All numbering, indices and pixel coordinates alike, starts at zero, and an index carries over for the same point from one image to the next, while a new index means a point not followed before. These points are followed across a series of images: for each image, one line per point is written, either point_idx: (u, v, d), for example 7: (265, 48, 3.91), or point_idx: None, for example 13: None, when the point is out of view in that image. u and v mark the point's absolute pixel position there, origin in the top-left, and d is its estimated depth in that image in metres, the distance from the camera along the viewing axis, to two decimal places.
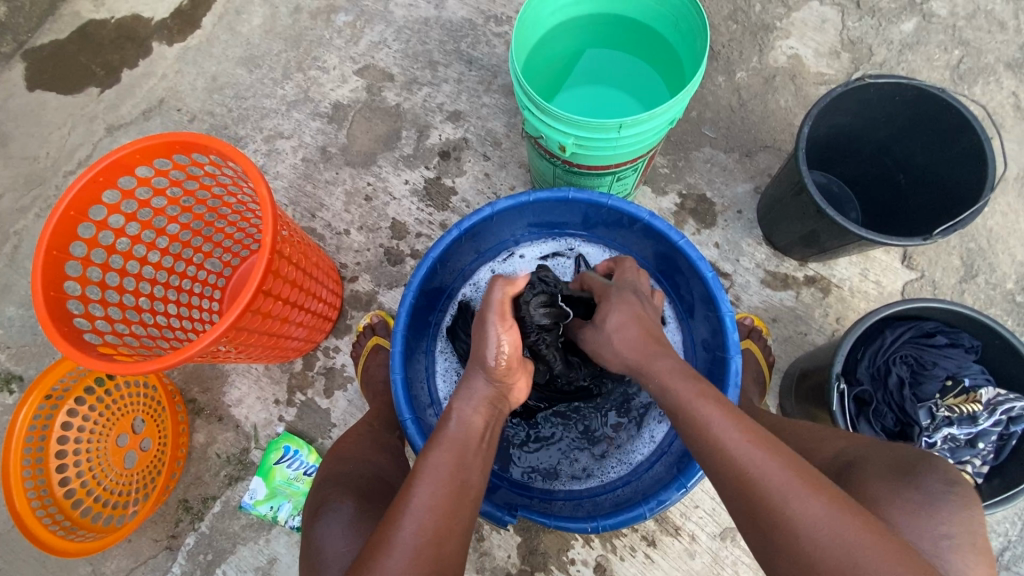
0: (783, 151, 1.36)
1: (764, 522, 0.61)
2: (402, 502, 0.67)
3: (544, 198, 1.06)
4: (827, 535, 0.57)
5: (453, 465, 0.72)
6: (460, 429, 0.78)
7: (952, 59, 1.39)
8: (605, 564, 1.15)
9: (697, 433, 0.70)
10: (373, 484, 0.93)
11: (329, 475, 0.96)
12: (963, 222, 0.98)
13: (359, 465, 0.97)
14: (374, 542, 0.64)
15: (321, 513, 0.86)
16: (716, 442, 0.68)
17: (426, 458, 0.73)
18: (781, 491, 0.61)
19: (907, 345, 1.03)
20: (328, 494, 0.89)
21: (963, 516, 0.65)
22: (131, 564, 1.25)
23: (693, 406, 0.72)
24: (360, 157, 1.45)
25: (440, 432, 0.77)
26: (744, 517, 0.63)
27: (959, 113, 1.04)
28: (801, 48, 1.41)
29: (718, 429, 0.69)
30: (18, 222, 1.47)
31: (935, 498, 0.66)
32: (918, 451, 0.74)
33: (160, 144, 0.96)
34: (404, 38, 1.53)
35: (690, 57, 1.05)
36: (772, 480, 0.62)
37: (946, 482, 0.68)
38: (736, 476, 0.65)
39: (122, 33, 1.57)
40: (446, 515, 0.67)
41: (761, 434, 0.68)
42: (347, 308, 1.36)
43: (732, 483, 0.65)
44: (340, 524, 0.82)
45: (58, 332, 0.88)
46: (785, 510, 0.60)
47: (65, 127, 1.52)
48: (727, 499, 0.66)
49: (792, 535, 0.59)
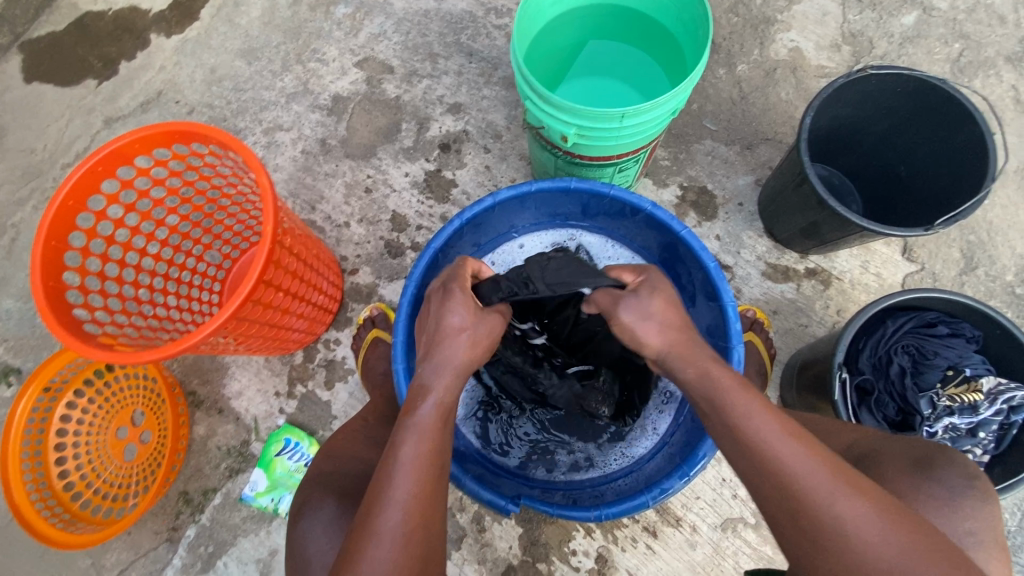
0: (784, 144, 1.36)
1: (809, 524, 0.61)
2: (379, 494, 0.68)
3: (546, 188, 1.05)
4: (876, 538, 0.58)
5: (427, 451, 0.71)
6: (433, 412, 0.75)
7: (952, 52, 1.39)
8: (606, 555, 1.15)
9: (732, 427, 0.68)
10: (356, 482, 0.94)
11: (317, 474, 0.97)
12: (964, 213, 0.99)
13: (346, 464, 0.98)
14: (357, 534, 0.66)
15: (305, 511, 0.91)
16: (756, 438, 0.66)
17: (399, 449, 0.71)
18: (820, 493, 0.61)
19: (907, 335, 1.04)
20: (310, 494, 0.93)
21: (978, 506, 0.74)
22: (131, 557, 1.25)
23: (730, 395, 0.70)
24: (360, 149, 1.45)
25: (410, 418, 0.74)
26: (784, 517, 0.63)
27: (961, 104, 1.04)
28: (801, 41, 1.41)
29: (756, 424, 0.67)
30: (16, 215, 1.46)
31: (954, 492, 0.74)
32: (934, 445, 0.80)
33: (159, 134, 0.95)
34: (404, 30, 1.52)
35: (691, 47, 1.04)
36: (816, 480, 0.62)
37: (956, 475, 0.75)
38: (778, 476, 0.63)
39: (120, 25, 1.56)
40: (426, 499, 0.69)
41: (796, 429, 0.67)
42: (347, 300, 1.36)
43: (774, 482, 0.64)
44: (323, 522, 0.88)
45: (57, 322, 0.88)
46: (835, 512, 0.60)
47: (62, 119, 1.51)
48: (758, 494, 0.66)
49: (842, 538, 0.59)
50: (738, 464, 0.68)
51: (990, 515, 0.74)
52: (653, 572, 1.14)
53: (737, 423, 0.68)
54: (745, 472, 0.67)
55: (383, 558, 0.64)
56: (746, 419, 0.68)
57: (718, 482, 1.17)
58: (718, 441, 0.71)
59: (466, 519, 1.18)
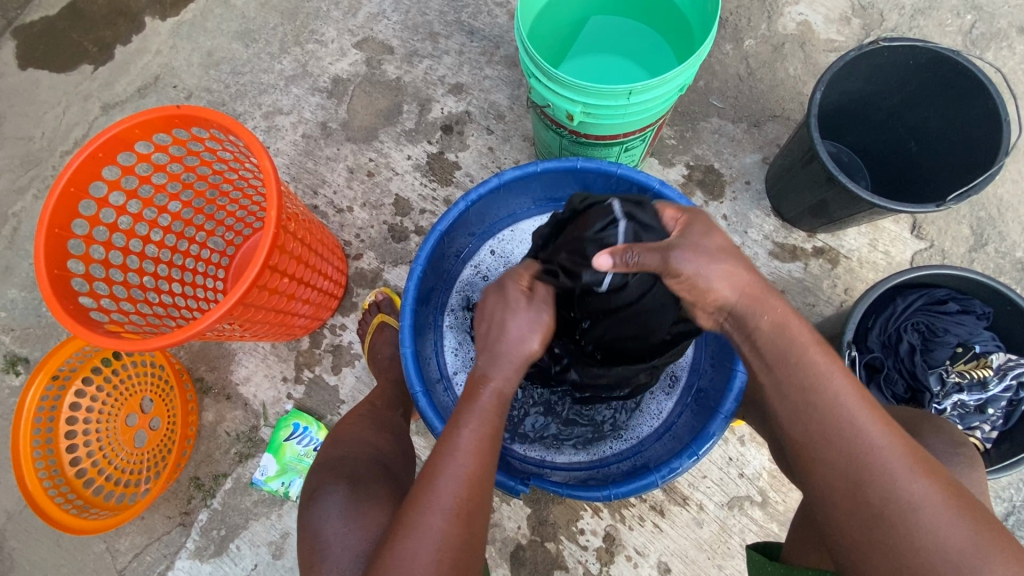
0: (792, 121, 1.34)
1: (873, 498, 0.61)
2: (441, 470, 0.69)
3: (551, 167, 1.04)
4: (944, 520, 0.58)
5: (486, 435, 0.72)
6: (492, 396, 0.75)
7: (964, 24, 1.36)
8: (614, 534, 1.17)
9: (803, 396, 0.66)
10: (369, 466, 0.93)
11: (326, 458, 0.96)
12: (977, 187, 0.97)
13: (354, 450, 0.95)
14: (416, 503, 0.67)
15: (318, 496, 0.88)
16: (827, 405, 0.65)
17: (462, 428, 0.72)
18: (889, 469, 0.61)
19: (918, 312, 1.04)
20: (323, 478, 0.91)
21: (965, 472, 0.74)
22: (145, 541, 1.26)
23: (807, 356, 0.67)
24: (361, 132, 1.43)
25: (470, 401, 0.74)
26: (843, 487, 0.63)
27: (975, 76, 1.02)
28: (810, 14, 1.38)
29: (834, 388, 0.65)
30: (16, 204, 1.45)
31: (939, 457, 0.75)
32: (922, 414, 0.83)
33: (159, 118, 0.94)
34: (403, 9, 1.49)
35: (700, 21, 1.02)
36: (887, 456, 0.62)
37: (943, 442, 0.77)
38: (848, 445, 0.63)
39: (114, 8, 1.53)
40: (481, 482, 0.70)
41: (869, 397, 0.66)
42: (352, 285, 1.35)
43: (840, 451, 0.63)
44: (337, 506, 0.85)
45: (64, 309, 0.87)
46: (904, 489, 0.60)
47: (59, 106, 1.49)
48: (819, 462, 0.65)
49: (908, 515, 0.59)
50: (795, 426, 0.67)
51: (978, 481, 0.75)
52: (661, 549, 1.15)
53: (803, 388, 0.66)
54: (807, 440, 0.66)
55: (434, 529, 0.65)
56: (821, 384, 0.66)
57: (725, 461, 1.18)
58: (777, 401, 0.69)
59: None
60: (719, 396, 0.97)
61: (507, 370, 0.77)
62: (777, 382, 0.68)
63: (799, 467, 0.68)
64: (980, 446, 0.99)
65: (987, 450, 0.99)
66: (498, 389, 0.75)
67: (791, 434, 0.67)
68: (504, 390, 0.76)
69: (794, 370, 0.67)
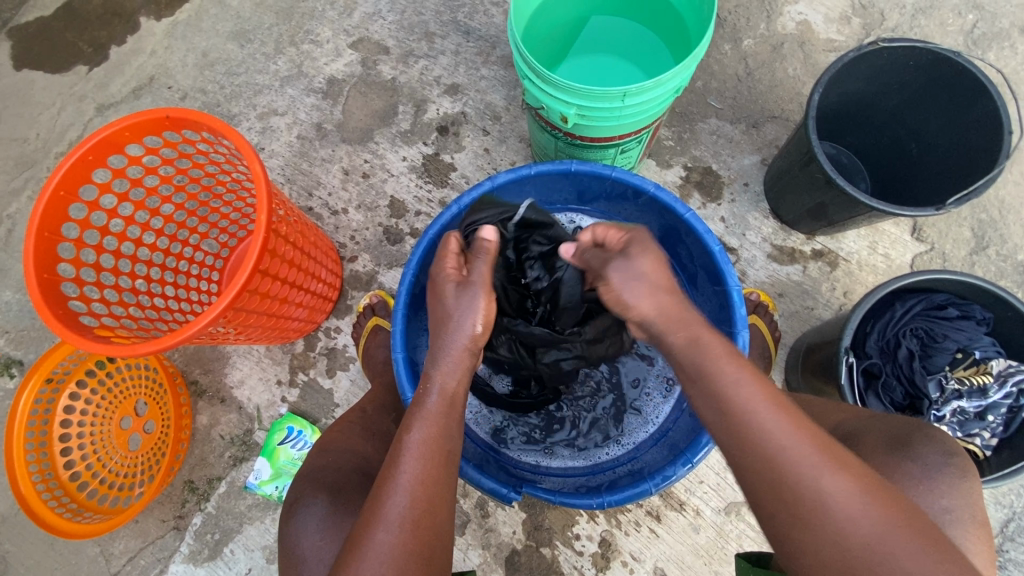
0: (791, 122, 1.32)
1: (788, 492, 0.60)
2: (387, 479, 0.68)
3: (545, 170, 1.03)
4: (856, 512, 0.58)
5: (432, 438, 0.71)
6: (440, 399, 0.75)
7: (965, 24, 1.34)
8: (609, 539, 1.16)
9: (710, 398, 0.66)
10: (352, 476, 0.92)
11: (309, 469, 0.95)
12: (978, 190, 0.96)
13: (340, 459, 0.95)
14: (364, 517, 0.67)
15: (297, 508, 0.88)
16: (745, 406, 0.63)
17: (407, 434, 0.71)
18: (804, 468, 0.60)
19: (917, 317, 1.02)
20: (304, 488, 0.90)
21: (956, 483, 0.73)
22: (139, 545, 1.26)
23: (710, 367, 0.67)
24: (356, 133, 1.42)
25: (417, 407, 0.74)
26: (766, 489, 0.61)
27: (975, 78, 1.01)
28: (810, 14, 1.36)
29: (736, 395, 0.64)
30: (11, 206, 1.44)
31: (930, 469, 0.73)
32: (915, 423, 0.80)
33: (149, 120, 0.93)
34: (398, 9, 1.47)
35: (696, 21, 1.01)
36: (800, 455, 0.60)
37: (935, 453, 0.75)
38: (763, 447, 0.61)
39: (109, 8, 1.52)
40: (430, 488, 0.68)
41: (780, 399, 0.65)
42: (346, 288, 1.34)
43: (758, 454, 0.61)
44: (316, 519, 0.85)
45: (54, 315, 0.86)
46: (818, 485, 0.59)
47: (54, 107, 1.49)
48: (745, 470, 0.63)
49: (828, 512, 0.58)
50: (720, 439, 0.65)
51: (972, 492, 0.73)
52: (657, 555, 1.14)
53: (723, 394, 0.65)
54: (728, 443, 0.64)
55: (384, 544, 0.64)
56: (730, 392, 0.65)
57: (722, 466, 1.17)
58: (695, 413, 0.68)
59: (469, 505, 1.18)
60: None
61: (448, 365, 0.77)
62: (688, 396, 0.69)
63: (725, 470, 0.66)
64: (980, 453, 0.97)
65: (987, 458, 0.98)
66: (447, 388, 0.76)
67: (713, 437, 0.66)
68: (449, 387, 0.76)
69: (702, 376, 0.67)
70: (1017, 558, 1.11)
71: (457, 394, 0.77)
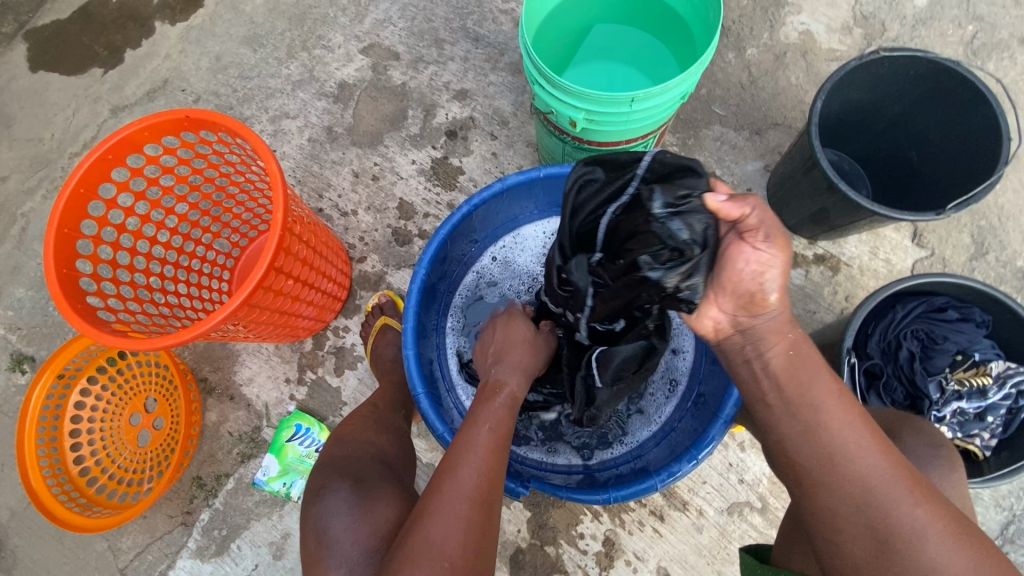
0: (794, 129, 1.35)
1: (878, 521, 0.61)
2: (461, 460, 0.72)
3: (553, 173, 1.05)
4: (943, 545, 0.59)
5: (499, 432, 0.77)
6: (506, 399, 0.83)
7: (965, 34, 1.37)
8: (614, 538, 1.17)
9: (803, 420, 0.67)
10: (373, 464, 0.94)
11: (330, 459, 0.95)
12: (977, 196, 0.98)
13: (357, 450, 0.96)
14: (437, 489, 0.69)
15: (324, 493, 0.88)
16: (836, 427, 0.65)
17: (479, 424, 0.77)
18: (891, 494, 0.61)
19: (918, 319, 1.04)
20: (328, 476, 0.90)
21: (946, 474, 0.75)
22: (146, 540, 1.27)
23: (804, 393, 0.68)
24: (366, 136, 1.44)
25: (485, 404, 0.81)
26: (851, 513, 0.62)
27: (975, 87, 1.03)
28: (813, 24, 1.39)
29: (827, 419, 0.66)
30: (25, 204, 1.47)
31: (922, 460, 0.77)
32: (904, 420, 0.84)
33: (168, 120, 0.95)
34: (409, 16, 1.51)
35: (702, 30, 1.03)
36: (892, 484, 0.62)
37: (922, 443, 0.79)
38: (854, 470, 0.63)
39: (124, 12, 1.55)
40: (496, 471, 0.73)
41: (870, 423, 0.67)
42: (355, 288, 1.36)
43: (847, 476, 0.63)
44: (343, 502, 0.85)
45: (72, 309, 0.88)
46: (907, 514, 0.60)
47: (69, 109, 1.52)
48: (833, 495, 0.63)
49: (913, 541, 0.59)
50: (807, 463, 0.66)
51: (957, 482, 0.76)
52: (660, 554, 1.16)
53: (817, 408, 0.66)
54: (814, 466, 0.65)
55: (457, 512, 0.67)
56: (824, 419, 0.66)
57: (725, 466, 1.18)
58: (783, 436, 0.68)
59: None
60: (719, 399, 0.97)
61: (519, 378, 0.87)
62: (783, 422, 0.69)
63: (801, 493, 0.67)
64: (979, 453, 0.99)
65: (986, 459, 0.99)
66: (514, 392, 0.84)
67: (796, 457, 0.67)
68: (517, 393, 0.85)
69: (803, 397, 0.68)
70: (1017, 560, 1.12)
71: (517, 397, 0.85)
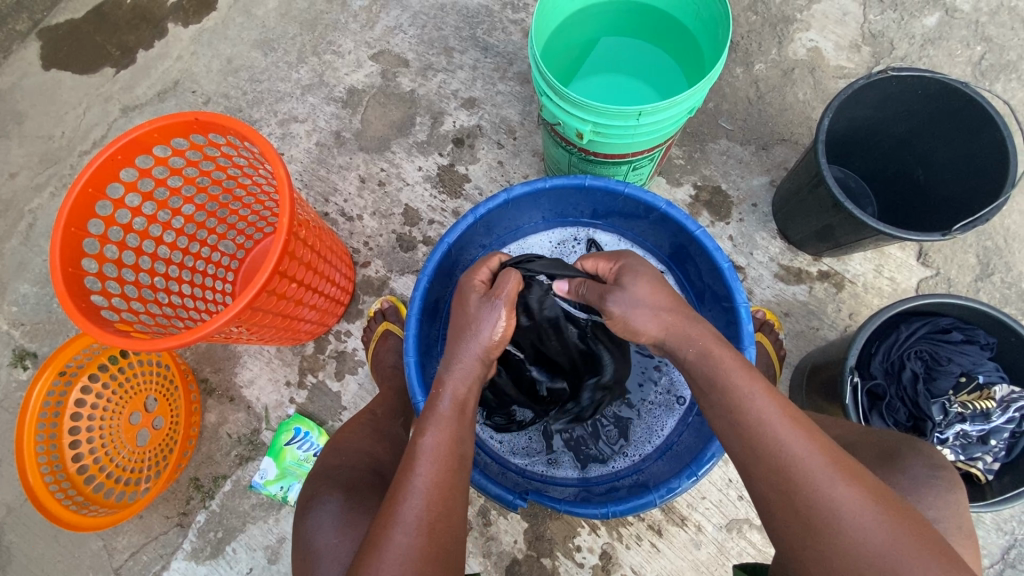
0: (801, 145, 1.35)
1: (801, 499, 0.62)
2: (403, 484, 0.69)
3: (559, 185, 1.05)
4: (865, 521, 0.59)
5: (446, 441, 0.73)
6: (452, 405, 0.77)
7: (974, 55, 1.37)
8: (610, 552, 1.16)
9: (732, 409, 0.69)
10: (365, 475, 0.93)
11: (323, 468, 0.96)
12: (983, 218, 0.98)
13: (352, 459, 0.96)
14: (381, 521, 0.67)
15: (312, 506, 0.88)
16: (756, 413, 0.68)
17: (420, 439, 0.73)
18: (817, 474, 0.62)
19: (922, 340, 1.04)
20: (320, 487, 0.91)
21: (943, 494, 0.75)
22: (141, 540, 1.27)
23: (730, 378, 0.71)
24: (373, 142, 1.45)
25: (429, 411, 0.76)
26: (775, 491, 0.64)
27: (983, 109, 1.03)
28: (821, 41, 1.39)
29: (755, 406, 0.68)
30: (34, 201, 1.47)
31: (917, 482, 0.76)
32: (904, 440, 0.83)
33: (177, 123, 0.95)
34: (420, 24, 1.52)
35: (711, 47, 1.04)
36: (814, 464, 0.63)
37: (921, 465, 0.77)
38: (775, 451, 0.65)
39: (137, 13, 1.57)
40: (443, 488, 0.69)
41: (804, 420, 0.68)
42: (358, 293, 1.36)
43: (769, 455, 0.65)
44: (332, 517, 0.85)
45: (77, 308, 0.88)
46: (825, 491, 0.61)
47: (80, 107, 1.53)
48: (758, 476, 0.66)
49: (830, 517, 0.60)
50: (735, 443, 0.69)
51: (954, 503, 0.75)
52: (658, 569, 1.15)
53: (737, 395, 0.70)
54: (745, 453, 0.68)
55: (398, 545, 0.64)
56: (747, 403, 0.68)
57: (724, 482, 1.17)
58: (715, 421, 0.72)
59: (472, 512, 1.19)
60: None
61: (460, 374, 0.79)
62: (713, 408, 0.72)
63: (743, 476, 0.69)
64: (982, 477, 0.98)
65: (989, 483, 0.99)
66: (458, 395, 0.78)
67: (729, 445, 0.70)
68: (461, 395, 0.79)
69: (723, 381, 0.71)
70: None
71: (467, 400, 0.79)
